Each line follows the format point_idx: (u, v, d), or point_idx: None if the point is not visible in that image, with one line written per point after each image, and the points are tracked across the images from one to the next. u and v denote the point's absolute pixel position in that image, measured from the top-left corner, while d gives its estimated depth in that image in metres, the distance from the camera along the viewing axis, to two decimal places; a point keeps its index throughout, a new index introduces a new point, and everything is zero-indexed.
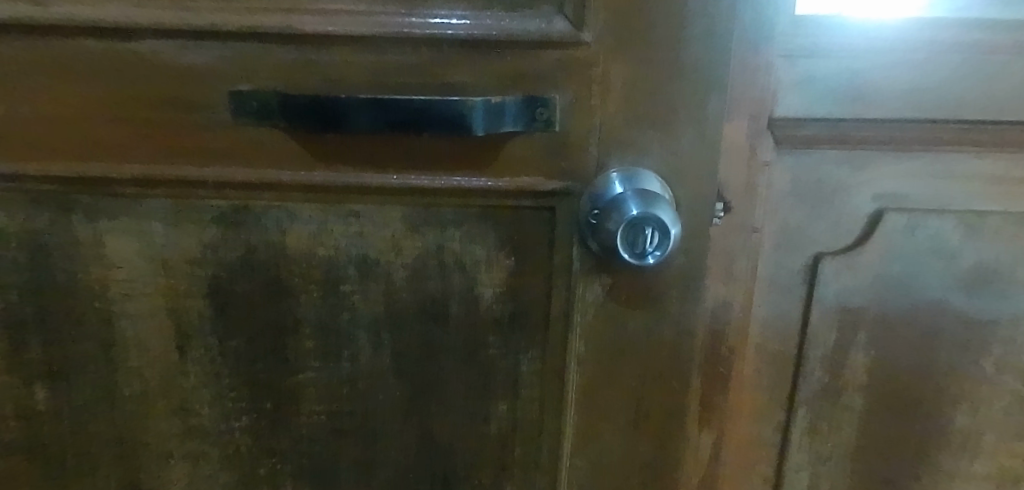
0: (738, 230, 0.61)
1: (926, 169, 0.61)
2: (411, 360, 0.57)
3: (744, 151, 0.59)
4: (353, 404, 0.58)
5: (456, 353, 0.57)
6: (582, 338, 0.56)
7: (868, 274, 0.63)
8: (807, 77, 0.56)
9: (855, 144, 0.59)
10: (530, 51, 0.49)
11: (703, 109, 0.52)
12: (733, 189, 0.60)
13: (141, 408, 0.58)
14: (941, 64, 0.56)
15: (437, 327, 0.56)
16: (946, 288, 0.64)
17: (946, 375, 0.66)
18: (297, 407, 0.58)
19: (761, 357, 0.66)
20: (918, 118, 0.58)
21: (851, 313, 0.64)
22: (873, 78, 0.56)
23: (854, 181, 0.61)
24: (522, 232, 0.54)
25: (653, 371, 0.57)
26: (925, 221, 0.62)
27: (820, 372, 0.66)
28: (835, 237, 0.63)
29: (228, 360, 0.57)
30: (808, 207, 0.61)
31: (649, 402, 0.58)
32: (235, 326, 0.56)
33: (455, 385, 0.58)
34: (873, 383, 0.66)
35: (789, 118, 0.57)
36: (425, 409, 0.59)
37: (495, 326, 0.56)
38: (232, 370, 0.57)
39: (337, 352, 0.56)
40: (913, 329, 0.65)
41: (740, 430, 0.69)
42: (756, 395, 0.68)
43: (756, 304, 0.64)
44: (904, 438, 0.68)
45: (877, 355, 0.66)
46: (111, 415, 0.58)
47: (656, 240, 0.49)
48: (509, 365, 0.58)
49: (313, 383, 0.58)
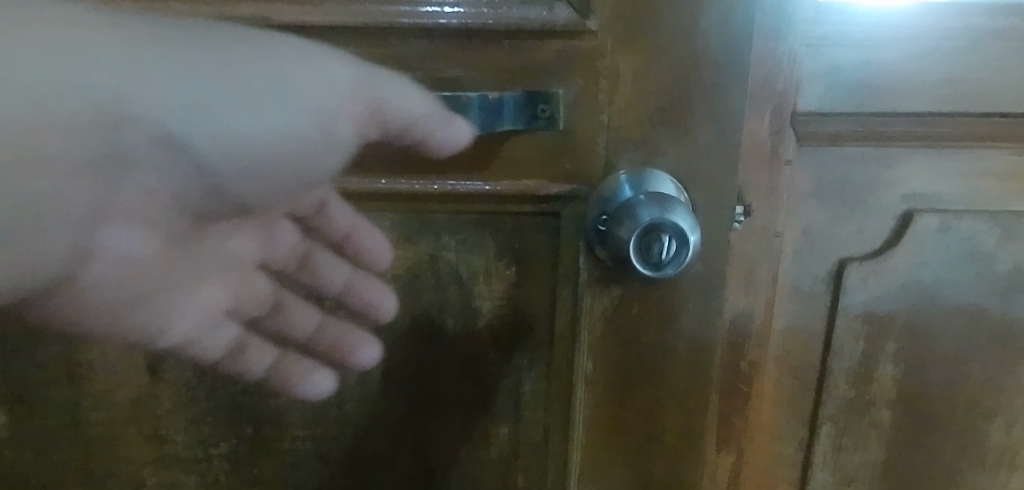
0: (759, 236, 0.56)
1: (959, 167, 0.56)
2: (405, 380, 0.53)
3: (764, 150, 0.54)
4: (341, 429, 0.54)
5: (455, 370, 0.53)
6: (590, 355, 0.52)
7: (897, 280, 0.59)
8: (832, 68, 0.52)
9: (884, 141, 0.55)
10: (531, 41, 0.45)
11: (720, 104, 0.48)
12: (754, 190, 0.55)
13: (110, 434, 0.54)
14: (978, 53, 0.52)
15: (432, 343, 0.52)
16: (981, 295, 0.59)
17: (982, 388, 0.62)
18: (280, 433, 0.54)
19: (782, 371, 0.62)
20: (953, 111, 0.54)
21: (879, 323, 0.60)
22: (904, 69, 0.52)
23: (882, 181, 0.56)
24: (523, 239, 0.50)
25: (667, 388, 0.53)
26: (958, 222, 0.57)
27: (845, 386, 0.62)
28: (861, 242, 0.58)
29: (203, 385, 0.52)
30: (833, 208, 0.57)
31: (663, 423, 0.54)
32: (210, 350, 0.51)
33: (450, 409, 0.54)
34: (903, 396, 0.62)
35: (812, 114, 0.53)
36: (419, 433, 0.55)
37: (496, 343, 0.52)
38: (209, 396, 0.53)
39: (322, 374, 0.52)
40: (945, 338, 0.60)
41: (760, 450, 0.65)
42: (777, 411, 0.63)
43: (776, 314, 0.60)
44: (936, 455, 0.64)
45: (906, 366, 0.61)
46: (79, 440, 0.54)
47: (672, 248, 0.45)
48: (510, 385, 0.54)
49: (297, 407, 0.54)
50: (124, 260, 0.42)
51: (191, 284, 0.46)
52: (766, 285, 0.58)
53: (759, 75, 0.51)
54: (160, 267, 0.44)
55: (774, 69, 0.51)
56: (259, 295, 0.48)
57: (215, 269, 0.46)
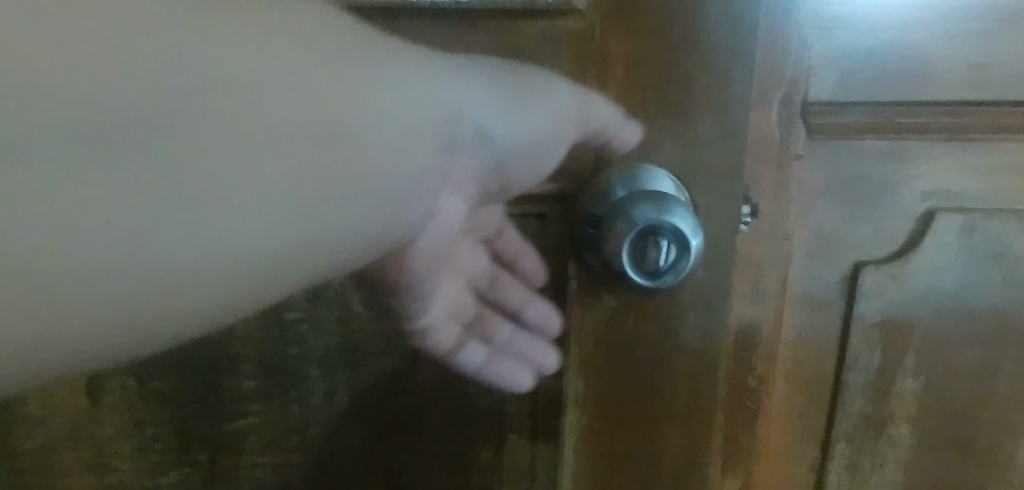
0: (767, 238, 0.51)
1: (986, 161, 0.51)
2: (376, 402, 0.48)
3: (772, 145, 0.49)
4: (306, 455, 0.49)
5: (432, 392, 0.47)
6: (579, 371, 0.49)
7: (918, 285, 0.54)
8: (848, 53, 0.47)
9: (903, 133, 0.50)
10: (512, 22, 0.41)
11: (722, 95, 0.45)
12: (762, 189, 0.50)
13: (63, 454, 0.51)
14: (1009, 34, 0.47)
15: (409, 364, 0.45)
16: (1010, 302, 0.54)
17: (1010, 402, 0.57)
18: (236, 460, 0.49)
19: (792, 385, 0.57)
20: (981, 99, 0.49)
21: (898, 331, 0.55)
22: (926, 52, 0.47)
23: (901, 177, 0.51)
24: (507, 245, 0.43)
25: (664, 405, 0.49)
26: (984, 222, 0.52)
27: (861, 401, 0.57)
28: (878, 244, 0.53)
29: (146, 410, 0.47)
30: (846, 208, 0.52)
31: (663, 438, 0.50)
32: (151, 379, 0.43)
33: (426, 435, 0.49)
34: (923, 412, 0.57)
35: (824, 103, 0.48)
36: (394, 455, 0.50)
37: (481, 362, 0.46)
38: (155, 419, 0.48)
39: (287, 391, 0.47)
40: (970, 349, 0.55)
41: (769, 471, 0.60)
42: (787, 429, 0.58)
43: (786, 323, 0.55)
44: (959, 474, 0.59)
45: (928, 380, 0.56)
46: (35, 454, 0.52)
47: (672, 254, 0.42)
48: (496, 403, 0.48)
49: (255, 432, 0.48)
50: (440, 234, 0.37)
51: (442, 278, 0.41)
52: (774, 292, 0.53)
53: (768, 61, 0.46)
54: (449, 247, 0.39)
55: (783, 54, 0.46)
56: (469, 301, 0.44)
57: (451, 268, 0.41)
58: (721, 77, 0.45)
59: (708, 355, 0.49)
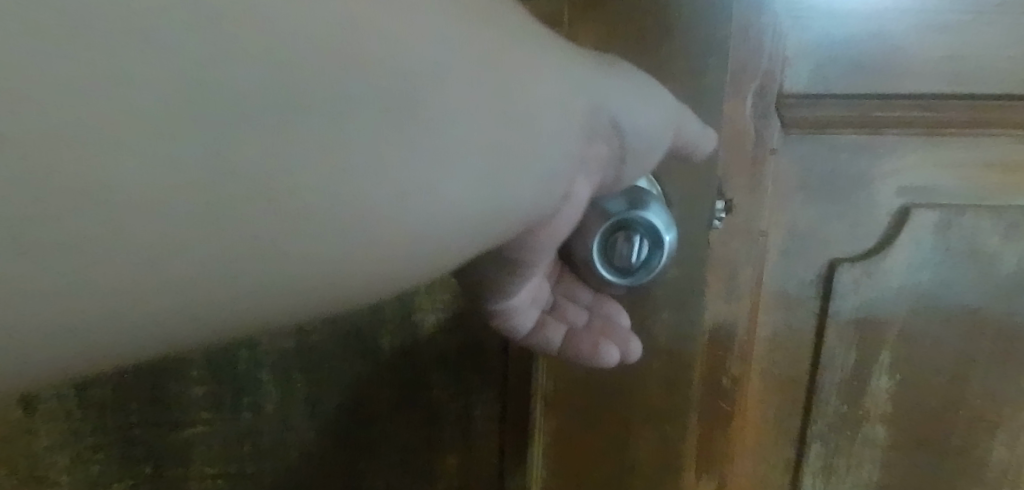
0: (743, 234, 0.50)
1: (962, 157, 0.50)
2: (335, 408, 0.51)
3: (747, 139, 0.48)
4: (260, 463, 0.52)
5: (389, 397, 0.51)
6: (548, 374, 0.47)
7: (894, 283, 0.53)
8: (823, 44, 0.46)
9: (878, 127, 0.49)
10: None
11: (693, 82, 0.44)
12: (736, 184, 0.49)
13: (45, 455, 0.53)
14: (986, 26, 0.46)
15: (368, 366, 0.50)
16: (985, 299, 0.53)
17: (984, 400, 0.56)
18: (188, 470, 0.53)
19: (767, 385, 0.56)
20: (958, 93, 0.48)
21: (873, 329, 0.54)
22: (902, 44, 0.46)
23: (877, 171, 0.50)
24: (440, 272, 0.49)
25: (638, 405, 0.47)
26: (960, 218, 0.52)
27: (836, 401, 0.56)
28: (854, 240, 0.52)
29: (113, 418, 0.52)
30: (822, 203, 0.51)
31: (635, 444, 0.48)
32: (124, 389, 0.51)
33: (387, 440, 0.51)
34: (899, 411, 0.56)
35: (800, 96, 0.47)
36: (352, 463, 0.52)
37: (439, 364, 0.50)
38: (114, 426, 0.52)
39: (244, 398, 0.51)
40: (945, 347, 0.55)
41: (744, 473, 0.58)
42: (761, 429, 0.57)
43: (761, 321, 0.54)
44: (935, 473, 0.58)
45: (903, 377, 0.55)
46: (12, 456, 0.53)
47: (643, 250, 0.42)
48: (455, 409, 0.51)
49: (210, 441, 0.52)
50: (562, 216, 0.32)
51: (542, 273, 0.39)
52: (749, 290, 0.51)
53: (742, 49, 0.45)
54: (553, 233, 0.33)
55: (757, 44, 0.45)
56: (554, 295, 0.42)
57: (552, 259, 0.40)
58: (693, 67, 0.43)
59: (681, 354, 0.47)
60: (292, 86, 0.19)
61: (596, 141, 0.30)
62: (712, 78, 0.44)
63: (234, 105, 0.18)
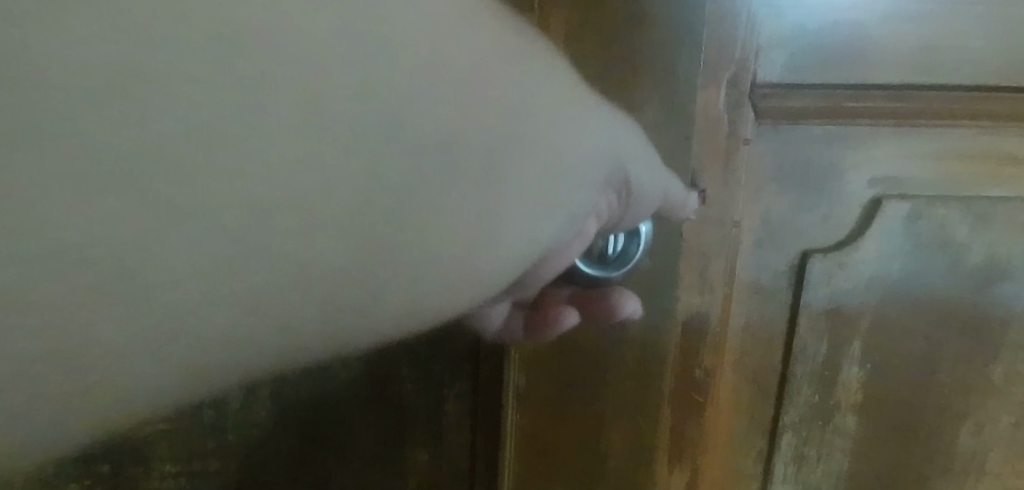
0: (716, 225, 0.50)
1: (932, 148, 0.51)
2: (301, 403, 0.50)
3: (721, 129, 0.47)
4: (222, 460, 0.51)
5: (358, 393, 0.50)
6: (520, 368, 0.47)
7: (865, 274, 0.53)
8: (794, 33, 0.46)
9: (850, 118, 0.49)
10: None
11: (665, 72, 0.43)
12: (710, 174, 0.48)
13: None
14: (955, 17, 0.46)
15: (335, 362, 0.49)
16: (953, 288, 0.54)
17: (952, 388, 0.57)
18: (147, 468, 0.51)
19: (740, 376, 0.56)
20: (927, 84, 0.48)
21: (845, 319, 0.54)
22: (873, 34, 0.46)
23: (849, 162, 0.50)
24: None
25: (610, 396, 0.47)
26: (930, 210, 0.52)
27: (808, 391, 0.56)
28: (826, 232, 0.52)
29: None
30: (795, 194, 0.51)
31: (609, 432, 0.48)
32: None
33: (357, 437, 0.51)
34: (869, 400, 0.57)
35: (773, 86, 0.47)
36: (318, 460, 0.51)
37: (409, 358, 0.49)
38: None
39: None
40: (913, 335, 0.55)
41: (717, 464, 0.58)
42: (733, 420, 0.57)
43: (734, 312, 0.53)
44: (904, 463, 0.59)
45: (873, 367, 0.56)
46: None
47: (621, 241, 0.44)
48: (427, 403, 0.50)
49: (169, 437, 0.51)
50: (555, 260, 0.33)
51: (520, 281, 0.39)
52: (722, 281, 0.51)
53: (715, 38, 0.45)
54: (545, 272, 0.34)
55: (732, 32, 0.45)
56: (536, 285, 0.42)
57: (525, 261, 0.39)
58: (667, 54, 0.43)
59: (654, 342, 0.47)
60: (290, 111, 0.21)
61: (607, 194, 0.31)
62: (686, 66, 0.44)
63: (239, 130, 0.20)
